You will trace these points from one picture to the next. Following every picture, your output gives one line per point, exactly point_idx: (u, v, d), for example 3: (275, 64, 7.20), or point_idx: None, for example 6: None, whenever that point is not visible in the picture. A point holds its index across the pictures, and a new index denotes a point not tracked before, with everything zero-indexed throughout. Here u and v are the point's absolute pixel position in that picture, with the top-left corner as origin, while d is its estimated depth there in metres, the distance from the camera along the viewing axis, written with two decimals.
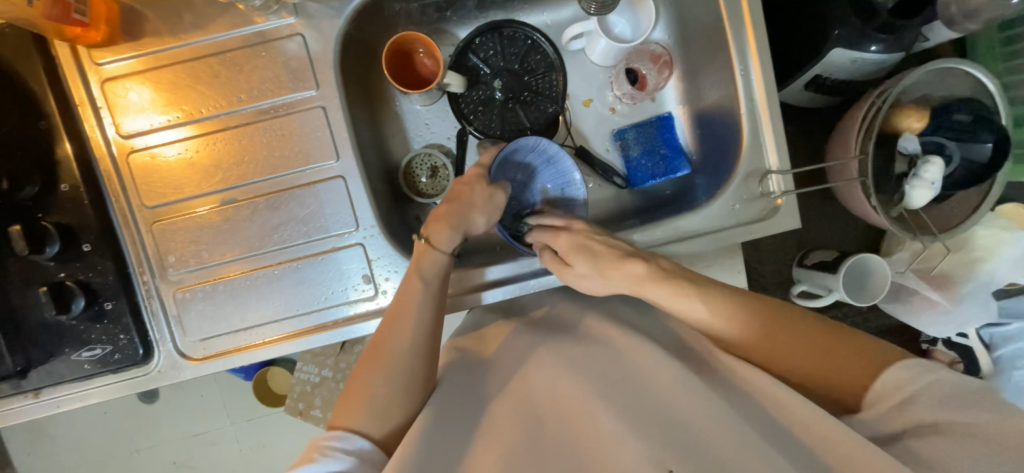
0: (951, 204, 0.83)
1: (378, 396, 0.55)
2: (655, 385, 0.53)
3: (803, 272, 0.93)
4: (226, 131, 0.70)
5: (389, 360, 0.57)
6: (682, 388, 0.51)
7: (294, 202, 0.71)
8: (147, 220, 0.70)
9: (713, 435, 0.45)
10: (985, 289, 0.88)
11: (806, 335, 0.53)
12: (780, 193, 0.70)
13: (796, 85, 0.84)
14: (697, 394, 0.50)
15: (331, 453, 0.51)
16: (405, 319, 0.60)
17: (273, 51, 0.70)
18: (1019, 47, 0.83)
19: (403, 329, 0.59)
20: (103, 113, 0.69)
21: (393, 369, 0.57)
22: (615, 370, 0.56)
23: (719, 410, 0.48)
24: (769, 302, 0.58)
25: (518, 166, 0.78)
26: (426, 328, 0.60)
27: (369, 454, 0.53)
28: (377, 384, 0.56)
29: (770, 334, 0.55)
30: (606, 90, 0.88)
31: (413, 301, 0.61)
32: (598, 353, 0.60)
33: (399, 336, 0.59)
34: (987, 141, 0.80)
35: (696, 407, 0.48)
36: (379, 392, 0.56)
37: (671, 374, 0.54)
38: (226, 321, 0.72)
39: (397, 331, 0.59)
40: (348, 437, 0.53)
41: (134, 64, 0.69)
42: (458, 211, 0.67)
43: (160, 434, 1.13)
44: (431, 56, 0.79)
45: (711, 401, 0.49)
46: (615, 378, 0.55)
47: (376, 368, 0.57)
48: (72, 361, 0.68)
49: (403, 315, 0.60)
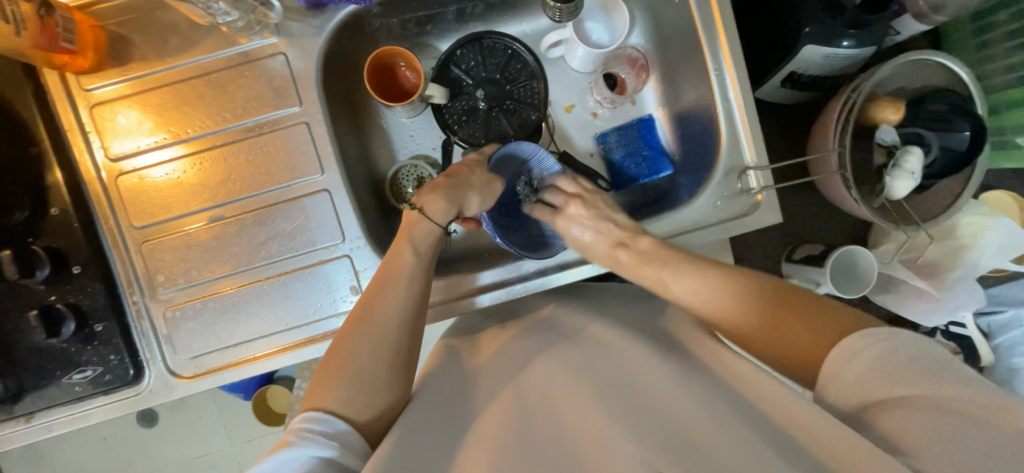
0: (932, 194, 0.84)
1: (360, 370, 0.54)
2: (641, 381, 0.53)
3: (792, 267, 0.94)
4: (213, 150, 0.72)
5: (371, 335, 0.57)
6: (666, 383, 0.51)
7: (281, 217, 0.72)
8: (137, 241, 0.71)
9: (692, 423, 0.45)
10: (972, 276, 0.88)
11: (785, 319, 0.54)
12: (760, 188, 0.71)
13: (772, 82, 0.85)
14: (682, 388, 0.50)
15: (309, 436, 0.49)
16: (392, 295, 0.60)
17: (257, 70, 0.72)
18: (991, 36, 0.85)
19: (389, 302, 0.59)
20: (91, 138, 0.70)
21: (377, 345, 0.56)
22: (602, 369, 0.56)
23: (701, 401, 0.48)
24: (754, 294, 0.58)
25: (512, 166, 0.79)
26: (413, 311, 0.60)
27: (350, 437, 0.52)
28: (360, 357, 0.55)
29: (755, 324, 0.56)
30: (587, 95, 0.90)
31: (399, 287, 0.61)
32: (584, 353, 0.60)
33: (383, 308, 0.59)
34: (964, 130, 0.80)
35: (677, 400, 0.48)
36: (361, 370, 0.54)
37: (657, 369, 0.54)
38: (217, 337, 0.72)
39: (382, 304, 0.59)
40: (326, 418, 0.51)
41: (121, 88, 0.71)
42: (441, 219, 0.68)
43: (159, 457, 1.13)
44: (412, 69, 0.81)
45: (695, 393, 0.49)
46: (600, 374, 0.55)
47: (358, 350, 0.56)
48: (64, 383, 0.69)
49: (389, 288, 0.60)
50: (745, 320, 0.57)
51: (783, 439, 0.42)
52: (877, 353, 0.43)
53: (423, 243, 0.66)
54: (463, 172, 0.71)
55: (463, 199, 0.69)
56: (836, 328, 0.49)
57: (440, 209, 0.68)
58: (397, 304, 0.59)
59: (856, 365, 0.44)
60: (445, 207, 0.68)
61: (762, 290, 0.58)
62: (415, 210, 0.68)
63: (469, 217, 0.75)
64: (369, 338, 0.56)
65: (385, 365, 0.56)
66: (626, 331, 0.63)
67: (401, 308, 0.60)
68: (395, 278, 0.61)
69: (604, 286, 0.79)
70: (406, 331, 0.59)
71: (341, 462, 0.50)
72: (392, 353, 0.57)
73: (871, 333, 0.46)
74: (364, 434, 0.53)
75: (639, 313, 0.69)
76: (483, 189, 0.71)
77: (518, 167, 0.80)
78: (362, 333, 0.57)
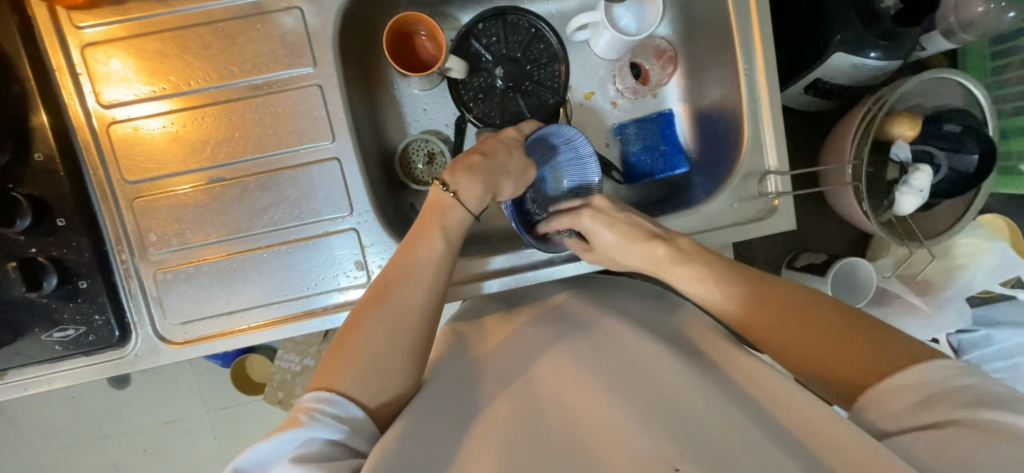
0: (937, 212, 0.85)
1: (376, 355, 0.52)
2: (658, 376, 0.51)
3: (792, 274, 0.94)
4: (215, 106, 0.67)
5: (393, 320, 0.55)
6: (685, 380, 0.50)
7: (286, 184, 0.69)
8: (128, 196, 0.67)
9: (708, 417, 0.44)
10: (963, 296, 0.90)
11: (830, 332, 0.50)
12: (777, 193, 0.71)
13: (796, 87, 0.84)
14: (697, 383, 0.49)
15: (320, 418, 0.47)
16: (417, 282, 0.59)
17: (269, 24, 0.67)
18: (1008, 62, 0.85)
19: (412, 287, 0.58)
20: (82, 81, 0.65)
21: (394, 324, 0.55)
22: (622, 365, 0.54)
23: (717, 400, 0.46)
24: (787, 295, 0.56)
25: (543, 149, 0.77)
26: (435, 301, 0.59)
27: (361, 423, 0.50)
28: (378, 338, 0.54)
29: (775, 335, 0.54)
30: (608, 83, 0.88)
31: (422, 268, 0.60)
32: (599, 347, 0.58)
33: (409, 294, 0.57)
34: (974, 153, 0.82)
35: (694, 393, 0.47)
36: (378, 353, 0.53)
37: (667, 362, 0.53)
38: (209, 304, 0.69)
39: (407, 289, 0.58)
40: (339, 401, 0.49)
41: (118, 29, 0.65)
42: (477, 205, 0.67)
43: (132, 420, 1.09)
44: (433, 39, 0.77)
45: (710, 390, 0.48)
46: (613, 366, 0.53)
47: (376, 332, 0.54)
48: (41, 341, 0.65)
49: (413, 274, 0.59)
50: (758, 330, 0.56)
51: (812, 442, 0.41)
52: (910, 393, 0.43)
53: (446, 222, 0.64)
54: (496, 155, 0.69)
55: (497, 184, 0.68)
56: (880, 357, 0.46)
57: (474, 196, 0.66)
58: (422, 293, 0.58)
59: (886, 406, 0.44)
60: (473, 182, 0.66)
61: (773, 301, 0.56)
62: (449, 193, 0.66)
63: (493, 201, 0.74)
64: (389, 323, 0.55)
65: (401, 345, 0.54)
66: (639, 327, 0.62)
67: (422, 289, 0.59)
68: (418, 261, 0.60)
69: (611, 279, 0.79)
70: (422, 313, 0.57)
71: (348, 445, 0.49)
72: (410, 330, 0.55)
73: (916, 369, 0.44)
74: (375, 419, 0.52)
75: (650, 310, 0.68)
76: (513, 175, 0.70)
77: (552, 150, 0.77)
78: (382, 316, 0.55)
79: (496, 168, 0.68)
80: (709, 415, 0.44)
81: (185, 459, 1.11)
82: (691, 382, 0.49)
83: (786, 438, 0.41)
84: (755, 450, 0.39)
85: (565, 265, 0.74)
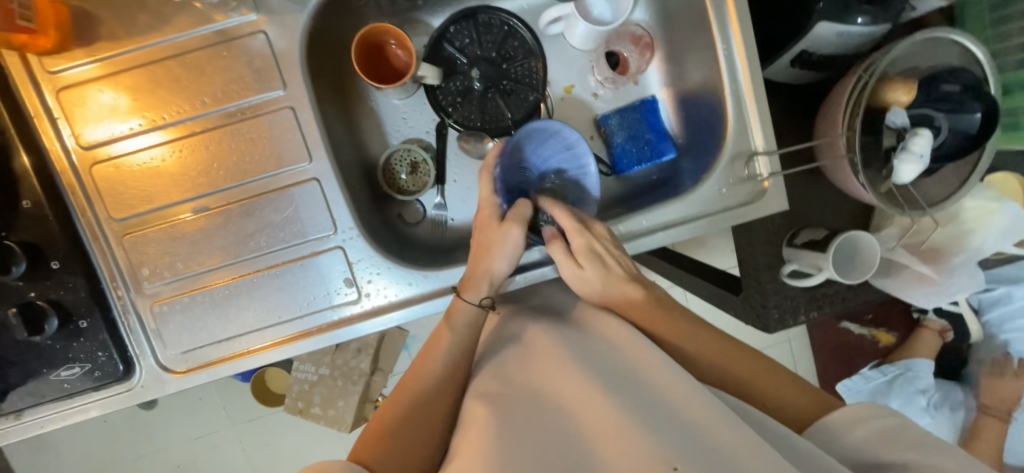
0: (939, 177, 0.82)
1: (410, 419, 0.54)
2: (656, 385, 0.50)
3: (793, 252, 0.89)
4: (194, 136, 0.68)
5: (415, 392, 0.56)
6: (688, 387, 0.48)
7: (269, 208, 0.69)
8: (117, 233, 0.68)
9: (718, 431, 0.43)
10: (972, 260, 0.90)
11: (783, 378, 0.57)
12: (767, 175, 0.69)
13: (782, 61, 0.81)
14: (686, 380, 0.49)
15: None
16: (443, 346, 0.59)
17: (236, 50, 0.67)
18: (1009, 13, 0.81)
19: (433, 363, 0.58)
20: (60, 124, 0.66)
21: (425, 397, 0.55)
22: (619, 369, 0.52)
23: (723, 408, 0.46)
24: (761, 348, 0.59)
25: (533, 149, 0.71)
26: (460, 361, 0.59)
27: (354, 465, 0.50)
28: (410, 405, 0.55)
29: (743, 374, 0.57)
30: (587, 75, 0.86)
31: (443, 331, 0.61)
32: (595, 349, 0.56)
33: (428, 369, 0.57)
34: (976, 111, 0.78)
35: (698, 403, 0.46)
36: (415, 422, 0.54)
37: (656, 356, 0.53)
38: (207, 332, 0.70)
39: (427, 365, 0.58)
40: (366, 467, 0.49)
41: (92, 69, 0.66)
42: (475, 293, 0.63)
43: (161, 439, 1.13)
44: (403, 48, 0.76)
45: (699, 389, 0.48)
46: (608, 366, 0.52)
47: (407, 397, 0.56)
48: (51, 380, 0.67)
49: (439, 341, 0.60)
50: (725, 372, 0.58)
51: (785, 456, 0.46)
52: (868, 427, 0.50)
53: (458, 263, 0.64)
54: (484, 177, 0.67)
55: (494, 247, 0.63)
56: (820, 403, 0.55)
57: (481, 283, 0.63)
58: (450, 353, 0.59)
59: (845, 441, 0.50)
60: (478, 277, 0.63)
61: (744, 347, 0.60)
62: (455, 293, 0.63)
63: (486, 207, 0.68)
64: (409, 398, 0.55)
65: (434, 409, 0.55)
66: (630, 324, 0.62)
67: (451, 350, 0.59)
68: (439, 340, 0.59)
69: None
70: (450, 371, 0.58)
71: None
72: (439, 394, 0.56)
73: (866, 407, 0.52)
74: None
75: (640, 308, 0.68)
76: (498, 233, 0.64)
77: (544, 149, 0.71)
78: (405, 391, 0.56)
79: (490, 240, 0.63)
80: (698, 415, 0.45)
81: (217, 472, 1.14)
82: (695, 391, 0.48)
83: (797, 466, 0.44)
84: (752, 454, 0.40)
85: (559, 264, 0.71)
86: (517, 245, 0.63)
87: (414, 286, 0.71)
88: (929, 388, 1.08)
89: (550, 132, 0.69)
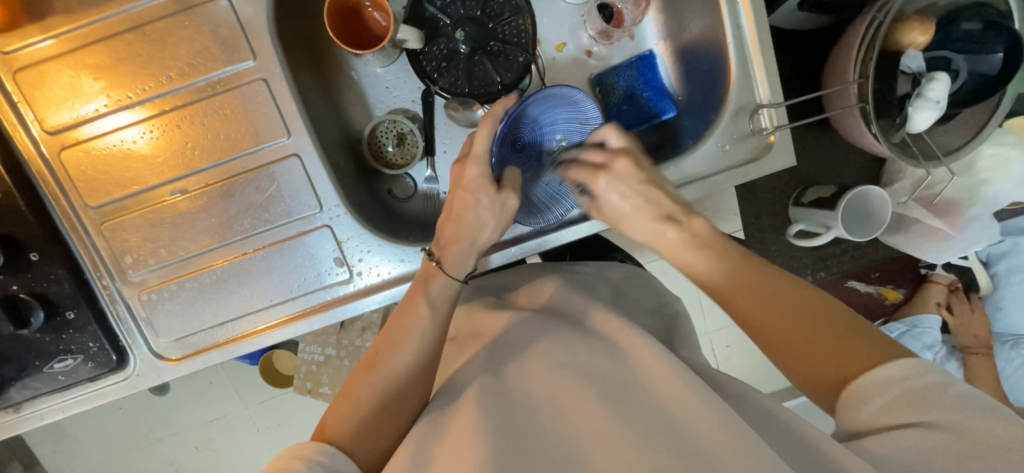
0: (954, 125, 0.77)
1: (382, 403, 0.52)
2: (651, 376, 0.47)
3: (799, 211, 0.86)
4: (164, 115, 0.64)
5: (384, 397, 0.53)
6: (681, 375, 0.45)
7: (250, 187, 0.66)
8: (95, 222, 0.66)
9: (705, 425, 0.40)
10: (989, 211, 0.85)
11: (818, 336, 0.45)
12: (773, 128, 0.64)
13: (789, 4, 0.75)
14: (683, 368, 0.46)
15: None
16: (416, 332, 0.56)
17: (198, 18, 0.62)
18: None
19: (404, 361, 0.54)
20: (23, 109, 0.63)
21: (395, 385, 0.53)
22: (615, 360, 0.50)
23: (716, 400, 0.42)
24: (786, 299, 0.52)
25: (546, 112, 0.65)
26: (433, 348, 0.56)
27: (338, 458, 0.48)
28: (377, 391, 0.53)
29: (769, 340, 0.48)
30: (579, 31, 0.81)
31: (418, 319, 0.56)
32: (589, 338, 0.54)
33: (392, 363, 0.54)
34: (998, 52, 0.72)
35: (690, 393, 0.43)
36: (385, 407, 0.52)
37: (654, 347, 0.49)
38: (198, 318, 0.68)
39: (390, 359, 0.54)
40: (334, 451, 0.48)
41: (48, 47, 0.62)
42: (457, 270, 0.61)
43: (177, 424, 1.14)
44: (379, 9, 0.71)
45: (695, 378, 0.45)
46: (600, 356, 0.50)
47: (375, 380, 0.53)
48: (45, 373, 0.66)
49: (408, 326, 0.56)
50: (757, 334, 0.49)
51: (780, 441, 0.42)
52: None
53: (443, 235, 0.61)
54: (485, 127, 0.59)
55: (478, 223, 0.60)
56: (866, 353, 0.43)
57: (458, 260, 0.61)
58: (424, 340, 0.56)
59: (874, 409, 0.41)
60: (458, 251, 0.61)
61: None
62: (432, 262, 0.60)
63: (480, 162, 0.60)
64: (378, 400, 0.52)
65: (410, 393, 0.54)
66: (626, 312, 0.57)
67: (425, 335, 0.56)
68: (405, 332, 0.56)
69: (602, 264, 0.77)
70: (424, 357, 0.55)
71: None
72: (411, 381, 0.54)
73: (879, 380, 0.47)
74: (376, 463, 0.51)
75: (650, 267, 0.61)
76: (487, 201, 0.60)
77: (554, 115, 0.65)
78: (372, 392, 0.53)
79: (470, 205, 0.60)
80: (693, 404, 0.42)
81: (236, 451, 1.16)
82: (686, 377, 0.45)
83: (797, 448, 0.41)
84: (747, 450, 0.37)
85: (555, 234, 0.68)
86: (509, 213, 0.61)
87: (407, 263, 0.69)
88: (935, 344, 1.06)
89: (572, 101, 0.64)
